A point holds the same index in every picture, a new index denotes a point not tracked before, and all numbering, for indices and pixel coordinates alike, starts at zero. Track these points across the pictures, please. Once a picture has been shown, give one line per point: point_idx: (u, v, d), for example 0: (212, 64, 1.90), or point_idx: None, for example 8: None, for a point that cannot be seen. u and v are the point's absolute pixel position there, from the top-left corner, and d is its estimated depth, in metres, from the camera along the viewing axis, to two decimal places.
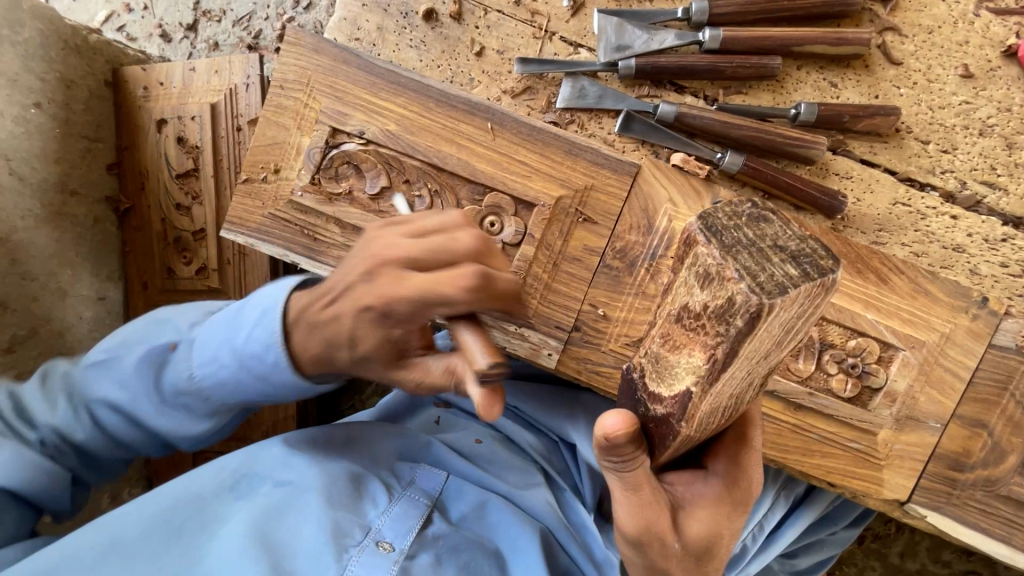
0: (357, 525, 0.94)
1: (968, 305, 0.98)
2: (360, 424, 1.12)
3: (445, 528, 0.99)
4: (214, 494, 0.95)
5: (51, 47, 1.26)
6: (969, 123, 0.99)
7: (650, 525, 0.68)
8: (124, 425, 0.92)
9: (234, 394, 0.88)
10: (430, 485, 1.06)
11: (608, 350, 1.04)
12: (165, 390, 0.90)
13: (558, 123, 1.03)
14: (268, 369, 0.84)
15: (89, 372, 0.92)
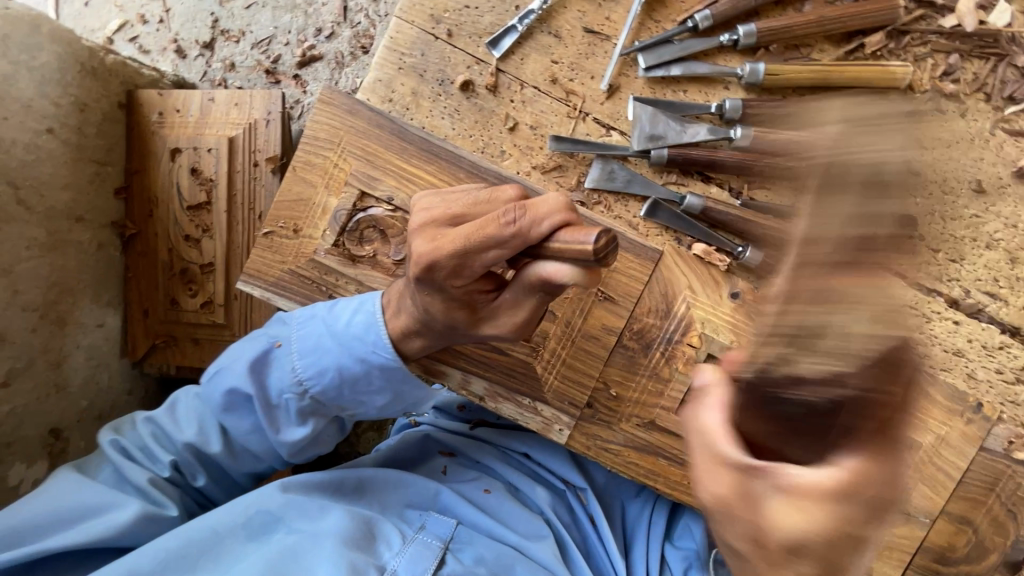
0: (372, 565, 0.94)
1: (963, 410, 1.03)
2: (373, 471, 1.10)
3: (461, 569, 0.98)
4: (226, 536, 0.95)
5: (68, 70, 1.22)
6: (977, 236, 1.03)
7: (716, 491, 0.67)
8: (248, 431, 0.98)
9: (336, 380, 0.95)
10: (441, 530, 1.04)
11: (618, 428, 1.06)
12: (270, 392, 0.96)
13: (585, 202, 1.04)
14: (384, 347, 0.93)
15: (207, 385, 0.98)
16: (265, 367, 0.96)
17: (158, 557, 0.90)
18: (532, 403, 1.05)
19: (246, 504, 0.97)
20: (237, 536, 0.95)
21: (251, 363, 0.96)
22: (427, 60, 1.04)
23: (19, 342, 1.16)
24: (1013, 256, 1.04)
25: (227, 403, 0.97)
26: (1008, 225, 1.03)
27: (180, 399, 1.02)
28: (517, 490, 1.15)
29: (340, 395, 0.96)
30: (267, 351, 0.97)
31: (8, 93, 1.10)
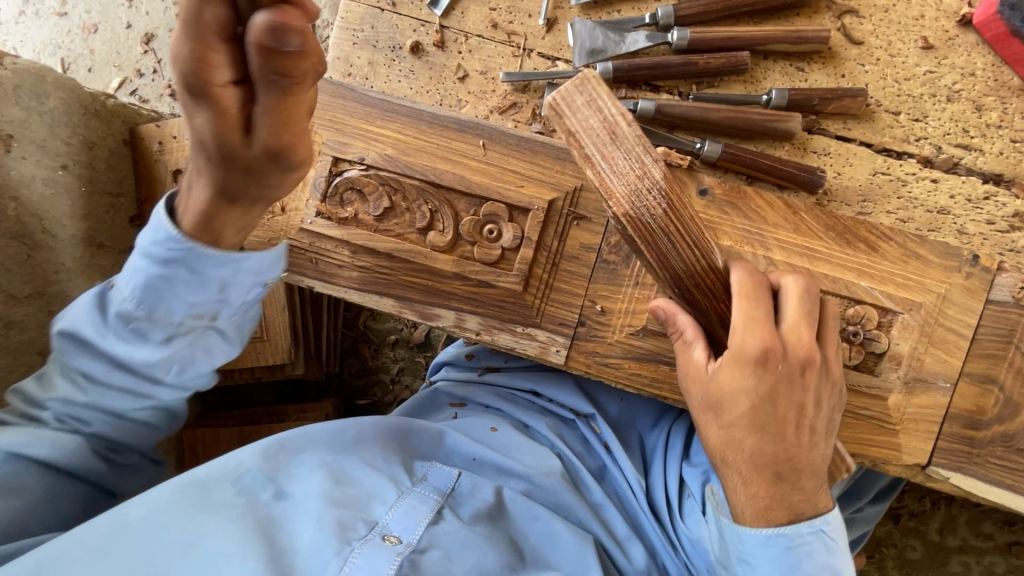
0: (363, 520, 0.95)
1: (959, 264, 1.01)
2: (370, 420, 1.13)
3: (456, 524, 0.99)
4: (207, 496, 0.94)
5: (74, 113, 1.36)
6: (936, 91, 1.03)
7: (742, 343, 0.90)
8: (110, 373, 0.96)
9: (163, 292, 0.89)
10: (441, 482, 1.07)
11: (614, 341, 1.08)
12: (109, 326, 0.93)
13: (545, 131, 1.09)
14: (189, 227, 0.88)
15: (67, 348, 0.96)
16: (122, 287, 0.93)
17: (145, 507, 0.91)
18: (525, 329, 1.08)
19: (237, 466, 0.99)
20: (225, 490, 0.95)
21: (93, 303, 0.94)
22: (377, 32, 1.13)
23: None
24: (978, 103, 1.03)
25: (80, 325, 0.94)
26: (965, 74, 1.03)
27: (51, 361, 1.00)
28: (526, 427, 1.23)
29: (177, 308, 0.91)
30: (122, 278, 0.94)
31: (24, 136, 1.24)
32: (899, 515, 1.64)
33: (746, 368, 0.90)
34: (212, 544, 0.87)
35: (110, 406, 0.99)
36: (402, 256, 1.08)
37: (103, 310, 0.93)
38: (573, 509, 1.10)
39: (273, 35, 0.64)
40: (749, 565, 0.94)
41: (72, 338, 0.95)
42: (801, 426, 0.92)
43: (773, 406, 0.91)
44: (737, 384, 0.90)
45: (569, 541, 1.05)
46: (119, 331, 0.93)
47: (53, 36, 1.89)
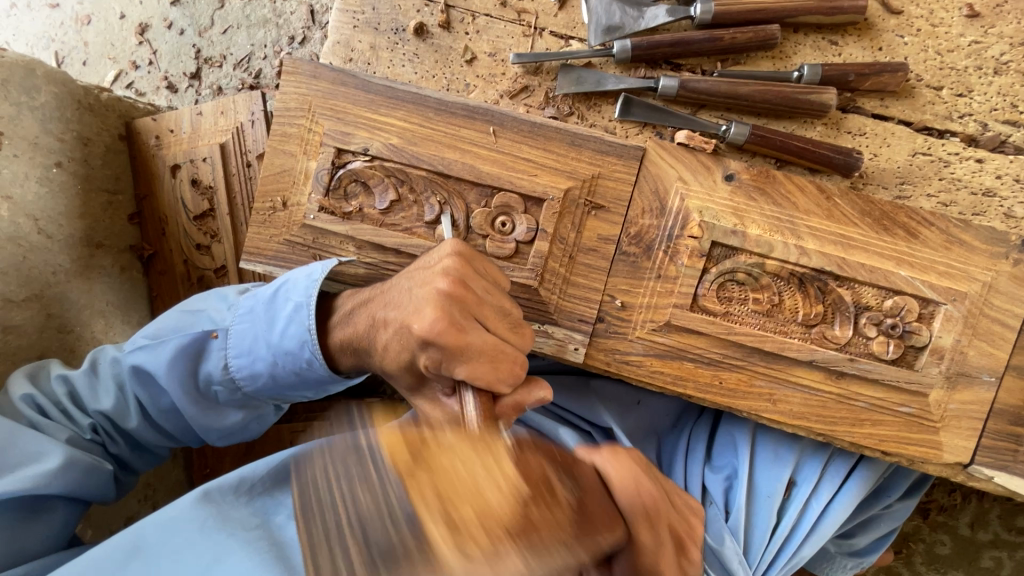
0: None
1: (1007, 251, 0.94)
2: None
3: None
4: (221, 521, 0.92)
5: (66, 108, 1.30)
6: (982, 63, 0.96)
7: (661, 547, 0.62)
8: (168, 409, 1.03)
9: (269, 386, 1.00)
10: None
11: (635, 338, 1.02)
12: (201, 378, 1.00)
13: (559, 116, 1.03)
14: (296, 365, 0.96)
15: (136, 364, 0.99)
16: (205, 322, 1.01)
17: (158, 530, 0.92)
18: (542, 327, 1.03)
19: (252, 487, 0.99)
20: (240, 508, 0.95)
21: (190, 343, 0.99)
22: (378, 13, 1.06)
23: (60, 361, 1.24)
24: None
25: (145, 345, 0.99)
26: (1015, 44, 0.95)
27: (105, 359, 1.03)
28: None
29: (249, 383, 0.99)
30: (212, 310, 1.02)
31: (15, 132, 1.19)
32: (928, 510, 1.59)
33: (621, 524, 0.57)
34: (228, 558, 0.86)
35: (139, 427, 1.04)
36: (410, 252, 1.03)
37: (168, 340, 0.99)
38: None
39: (460, 281, 0.84)
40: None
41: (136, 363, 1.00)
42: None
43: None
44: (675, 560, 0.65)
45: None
46: (188, 366, 0.99)
47: (46, 29, 1.83)
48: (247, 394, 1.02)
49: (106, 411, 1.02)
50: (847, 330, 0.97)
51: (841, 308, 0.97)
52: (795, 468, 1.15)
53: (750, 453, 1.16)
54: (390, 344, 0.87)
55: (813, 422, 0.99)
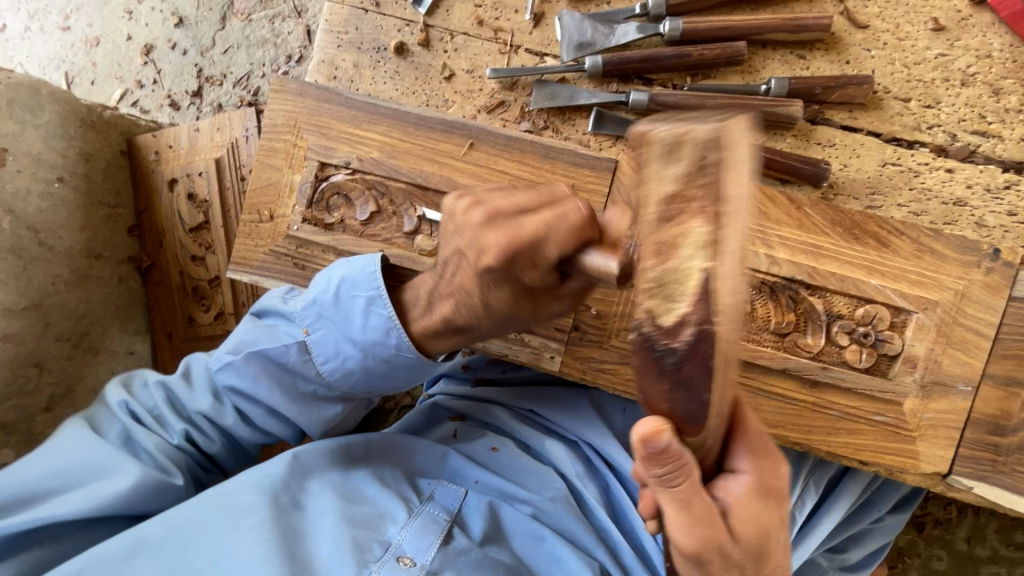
0: (377, 541, 0.96)
1: (979, 259, 0.95)
2: (380, 434, 1.13)
3: (468, 543, 0.99)
4: (218, 513, 0.94)
5: (69, 125, 1.36)
6: (949, 75, 0.97)
7: (709, 541, 0.69)
8: (261, 411, 1.02)
9: (358, 380, 0.98)
10: (449, 501, 1.06)
11: (610, 346, 1.04)
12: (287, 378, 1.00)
13: (534, 130, 1.06)
14: (384, 354, 0.95)
15: (219, 371, 1.00)
16: (286, 333, 1.00)
17: (161, 529, 0.92)
18: (518, 335, 1.05)
19: (251, 474, 0.99)
20: (247, 495, 0.96)
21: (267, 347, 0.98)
22: (361, 33, 1.11)
23: (56, 368, 1.28)
24: (995, 87, 0.96)
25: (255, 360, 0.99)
26: (980, 57, 0.96)
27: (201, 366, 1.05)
28: (529, 447, 1.18)
29: (339, 378, 0.99)
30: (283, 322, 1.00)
31: (19, 149, 1.24)
32: (923, 524, 1.56)
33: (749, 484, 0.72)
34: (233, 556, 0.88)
35: (233, 427, 1.03)
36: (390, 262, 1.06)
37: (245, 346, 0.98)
38: (577, 534, 1.05)
39: (492, 206, 0.80)
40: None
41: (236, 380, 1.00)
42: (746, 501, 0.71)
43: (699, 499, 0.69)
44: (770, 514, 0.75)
45: (572, 564, 1.01)
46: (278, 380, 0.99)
47: (58, 51, 1.92)
48: (342, 389, 1.01)
49: (202, 412, 1.02)
50: (819, 339, 0.97)
51: (813, 317, 0.97)
52: None
53: None
54: (488, 298, 0.84)
55: (789, 431, 0.99)
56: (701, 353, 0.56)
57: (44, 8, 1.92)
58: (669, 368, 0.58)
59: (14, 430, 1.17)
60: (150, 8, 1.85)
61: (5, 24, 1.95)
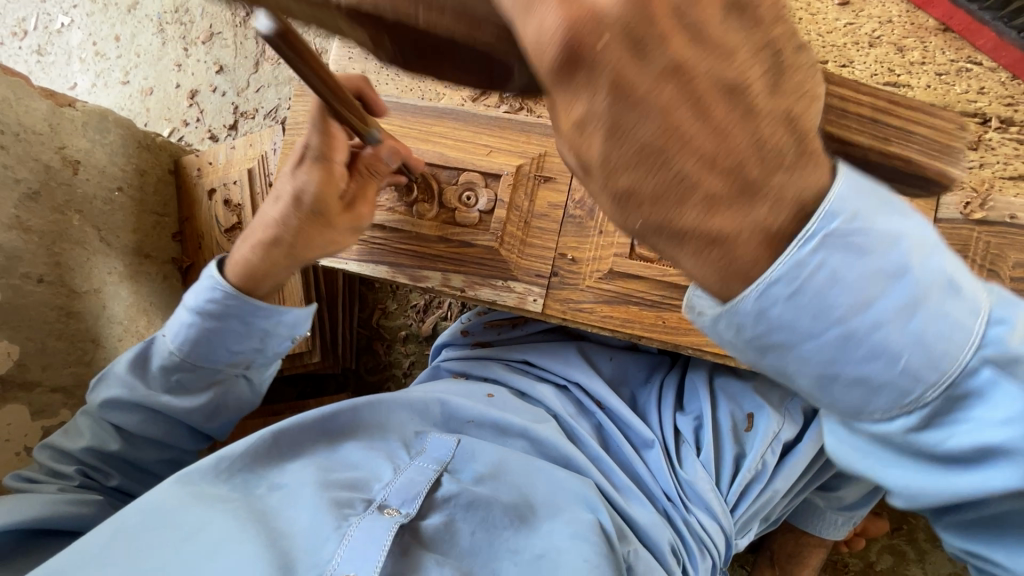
0: (359, 498, 1.02)
1: None
2: (365, 402, 1.23)
3: (455, 488, 1.06)
4: (201, 496, 0.99)
5: (129, 146, 1.62)
6: (857, 39, 1.15)
7: (584, 154, 0.51)
8: (143, 420, 1.15)
9: (206, 345, 1.13)
10: (441, 452, 1.15)
11: (585, 287, 1.17)
12: (161, 377, 1.16)
13: (511, 110, 1.26)
14: (214, 314, 1.12)
15: (95, 394, 1.17)
16: (212, 332, 1.13)
17: (144, 514, 0.94)
18: (504, 282, 1.20)
19: (231, 464, 1.06)
20: (220, 487, 1.02)
21: (144, 351, 1.18)
22: None
23: (108, 346, 1.47)
24: (899, 46, 1.13)
25: (185, 371, 1.15)
26: (882, 22, 1.14)
27: (82, 416, 1.18)
28: (523, 393, 1.33)
29: (216, 345, 1.14)
30: (203, 327, 1.12)
31: (89, 162, 1.50)
32: None
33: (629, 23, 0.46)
34: (205, 533, 0.91)
35: (147, 426, 1.15)
36: (393, 226, 1.24)
37: (115, 370, 1.17)
38: (572, 456, 1.18)
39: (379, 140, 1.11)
40: (781, 350, 0.61)
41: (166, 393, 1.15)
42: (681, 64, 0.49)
43: (633, 91, 0.48)
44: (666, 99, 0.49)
45: (570, 487, 1.12)
46: (206, 389, 1.17)
47: (118, 101, 2.25)
48: (198, 362, 1.14)
49: (87, 444, 1.12)
50: None
51: None
52: (746, 410, 1.27)
53: (710, 398, 1.29)
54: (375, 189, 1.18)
55: None
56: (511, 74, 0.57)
57: (109, 68, 2.27)
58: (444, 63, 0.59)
59: (72, 394, 1.36)
60: (196, 60, 2.18)
61: (76, 82, 2.30)
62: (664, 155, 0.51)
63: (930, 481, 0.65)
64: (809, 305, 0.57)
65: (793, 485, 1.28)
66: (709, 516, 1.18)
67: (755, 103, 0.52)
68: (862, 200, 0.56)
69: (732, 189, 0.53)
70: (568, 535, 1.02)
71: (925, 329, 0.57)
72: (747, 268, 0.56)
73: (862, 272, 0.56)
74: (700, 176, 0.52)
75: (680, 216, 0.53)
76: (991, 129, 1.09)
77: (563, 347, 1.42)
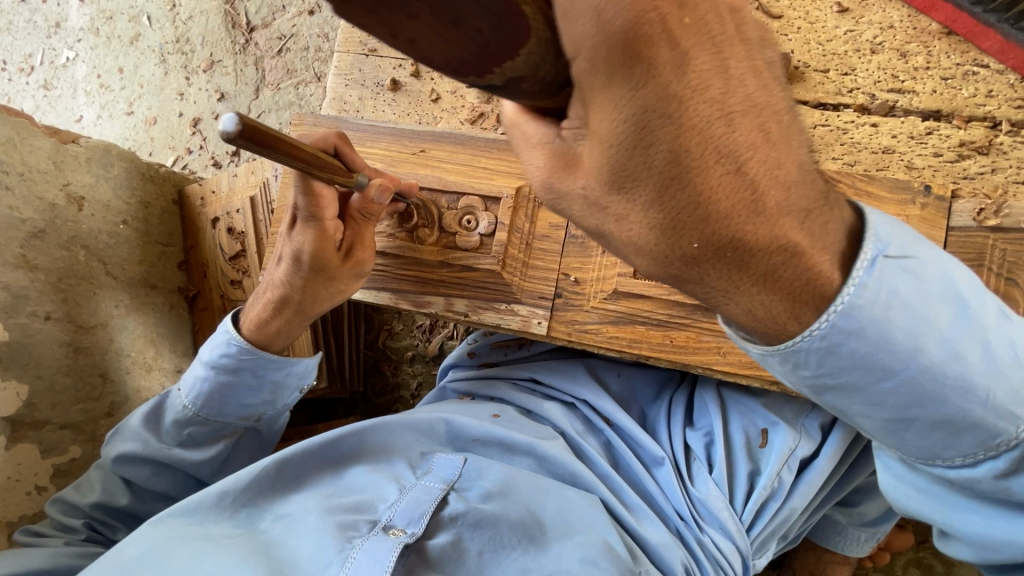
0: (364, 521, 1.00)
1: (913, 196, 1.04)
2: (369, 425, 1.21)
3: (462, 506, 1.03)
4: (205, 531, 0.98)
5: (133, 179, 1.64)
6: (859, 46, 1.12)
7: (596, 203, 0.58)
8: (151, 475, 1.15)
9: (221, 398, 1.17)
10: (448, 473, 1.13)
11: (590, 308, 1.16)
12: (171, 431, 1.18)
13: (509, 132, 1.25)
14: (232, 366, 1.16)
15: (108, 446, 1.18)
16: (226, 385, 1.17)
17: (144, 550, 0.94)
18: (508, 306, 1.18)
19: (233, 496, 1.05)
20: (222, 525, 1.01)
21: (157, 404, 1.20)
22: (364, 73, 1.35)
23: (116, 379, 1.48)
24: (902, 51, 1.11)
25: (197, 425, 1.17)
26: (884, 28, 1.12)
27: (91, 471, 1.18)
28: (529, 411, 1.31)
29: (230, 398, 1.18)
30: (220, 379, 1.16)
31: (94, 197, 1.51)
32: None
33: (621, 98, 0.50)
34: (206, 560, 0.91)
35: (152, 483, 1.15)
36: (395, 252, 1.23)
37: (128, 425, 1.19)
38: (581, 474, 1.15)
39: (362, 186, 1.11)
40: (837, 390, 0.67)
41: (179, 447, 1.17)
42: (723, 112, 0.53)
43: (672, 112, 0.51)
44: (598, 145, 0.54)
45: (579, 508, 1.09)
46: (217, 442, 1.20)
47: (123, 131, 2.28)
48: (212, 416, 1.18)
49: (95, 499, 1.11)
50: None
51: None
52: (759, 423, 1.24)
53: (721, 413, 1.26)
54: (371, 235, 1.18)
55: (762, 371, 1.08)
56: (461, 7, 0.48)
57: (113, 99, 2.30)
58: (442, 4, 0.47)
59: (82, 429, 1.37)
60: (198, 89, 2.20)
61: (82, 115, 2.34)
62: (707, 212, 0.55)
63: (997, 526, 0.71)
64: (875, 338, 0.63)
65: (811, 501, 1.24)
66: (725, 536, 1.14)
67: (783, 166, 0.56)
68: (903, 246, 0.64)
69: (771, 244, 0.58)
70: (577, 564, 0.98)
71: (997, 353, 0.64)
72: (820, 295, 0.62)
73: (920, 300, 0.63)
74: (745, 233, 0.56)
75: (703, 274, 0.60)
76: (1000, 133, 1.06)
77: (569, 364, 1.40)
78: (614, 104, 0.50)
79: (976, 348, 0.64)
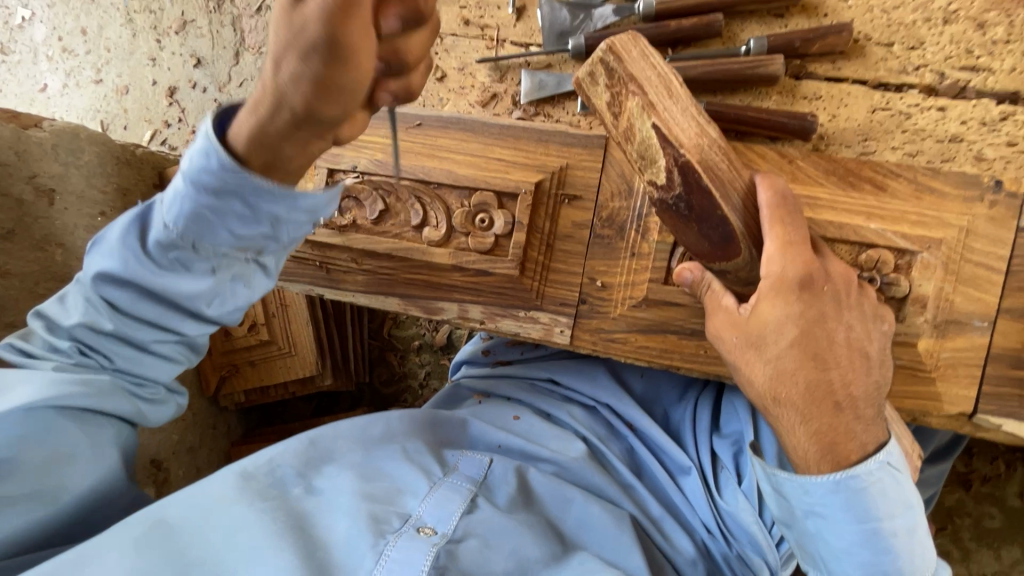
0: (395, 513, 0.95)
1: (981, 194, 0.94)
2: (397, 415, 1.14)
3: (492, 511, 0.99)
4: (233, 497, 0.92)
5: (107, 164, 1.45)
6: (930, 15, 0.98)
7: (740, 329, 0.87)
8: (136, 300, 0.88)
9: (195, 207, 0.81)
10: (473, 471, 1.07)
11: (617, 315, 1.07)
12: (155, 252, 0.86)
13: (525, 116, 1.12)
14: (217, 182, 0.79)
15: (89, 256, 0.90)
16: (208, 209, 0.81)
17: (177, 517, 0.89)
18: (527, 313, 1.09)
19: (261, 471, 0.98)
20: (252, 496, 0.93)
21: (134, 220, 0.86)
22: None
23: None
24: (980, 21, 0.96)
25: (181, 248, 0.85)
26: None
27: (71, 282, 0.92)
28: (549, 414, 1.25)
29: (222, 239, 0.84)
30: (203, 199, 0.81)
31: (65, 188, 1.36)
32: (970, 482, 1.49)
33: (781, 295, 0.84)
34: (241, 537, 0.86)
35: (125, 328, 0.90)
36: (401, 254, 1.11)
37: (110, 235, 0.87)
38: (604, 486, 1.10)
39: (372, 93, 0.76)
40: (821, 519, 0.86)
41: (157, 278, 0.87)
42: (851, 352, 0.85)
43: (825, 328, 0.84)
44: (775, 305, 0.84)
45: (603, 522, 1.04)
46: (213, 273, 0.87)
47: (93, 102, 2.08)
48: (207, 246, 0.85)
49: (77, 324, 0.89)
50: None
51: None
52: None
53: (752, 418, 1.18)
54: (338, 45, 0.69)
55: None
56: (694, 183, 0.84)
57: (79, 65, 2.09)
58: (686, 213, 0.87)
59: None
60: (171, 53, 2.00)
61: (46, 83, 2.13)
62: (826, 365, 0.84)
63: None
64: (860, 506, 0.83)
65: None
66: (754, 549, 1.11)
67: (871, 360, 0.86)
68: (901, 462, 0.86)
69: (863, 402, 0.85)
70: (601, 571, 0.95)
71: (915, 544, 0.86)
72: (845, 456, 0.84)
73: (896, 495, 0.84)
74: (860, 399, 0.84)
75: (813, 407, 0.84)
76: None
77: (586, 363, 1.32)
78: (778, 304, 0.84)
79: (921, 522, 0.87)
